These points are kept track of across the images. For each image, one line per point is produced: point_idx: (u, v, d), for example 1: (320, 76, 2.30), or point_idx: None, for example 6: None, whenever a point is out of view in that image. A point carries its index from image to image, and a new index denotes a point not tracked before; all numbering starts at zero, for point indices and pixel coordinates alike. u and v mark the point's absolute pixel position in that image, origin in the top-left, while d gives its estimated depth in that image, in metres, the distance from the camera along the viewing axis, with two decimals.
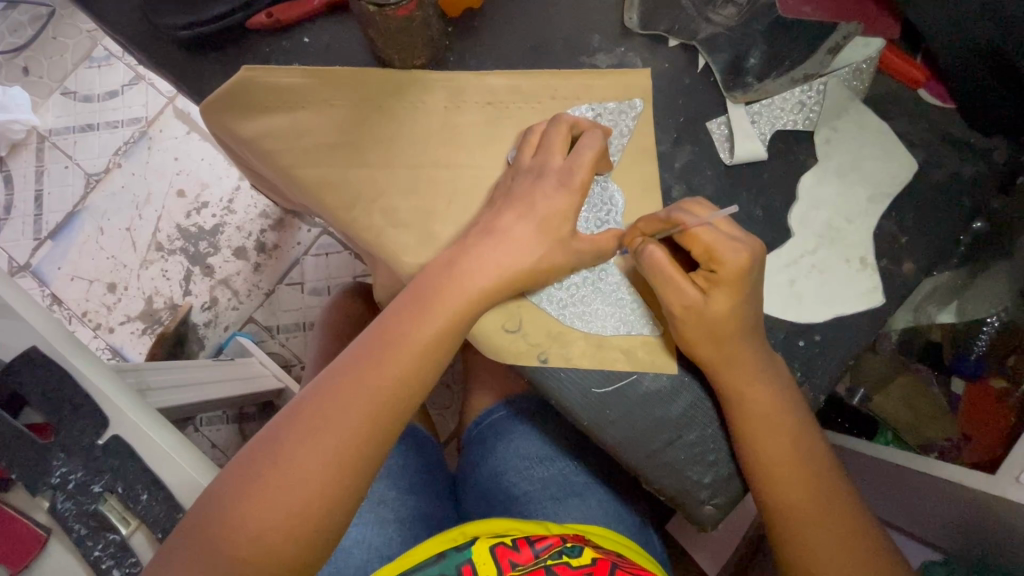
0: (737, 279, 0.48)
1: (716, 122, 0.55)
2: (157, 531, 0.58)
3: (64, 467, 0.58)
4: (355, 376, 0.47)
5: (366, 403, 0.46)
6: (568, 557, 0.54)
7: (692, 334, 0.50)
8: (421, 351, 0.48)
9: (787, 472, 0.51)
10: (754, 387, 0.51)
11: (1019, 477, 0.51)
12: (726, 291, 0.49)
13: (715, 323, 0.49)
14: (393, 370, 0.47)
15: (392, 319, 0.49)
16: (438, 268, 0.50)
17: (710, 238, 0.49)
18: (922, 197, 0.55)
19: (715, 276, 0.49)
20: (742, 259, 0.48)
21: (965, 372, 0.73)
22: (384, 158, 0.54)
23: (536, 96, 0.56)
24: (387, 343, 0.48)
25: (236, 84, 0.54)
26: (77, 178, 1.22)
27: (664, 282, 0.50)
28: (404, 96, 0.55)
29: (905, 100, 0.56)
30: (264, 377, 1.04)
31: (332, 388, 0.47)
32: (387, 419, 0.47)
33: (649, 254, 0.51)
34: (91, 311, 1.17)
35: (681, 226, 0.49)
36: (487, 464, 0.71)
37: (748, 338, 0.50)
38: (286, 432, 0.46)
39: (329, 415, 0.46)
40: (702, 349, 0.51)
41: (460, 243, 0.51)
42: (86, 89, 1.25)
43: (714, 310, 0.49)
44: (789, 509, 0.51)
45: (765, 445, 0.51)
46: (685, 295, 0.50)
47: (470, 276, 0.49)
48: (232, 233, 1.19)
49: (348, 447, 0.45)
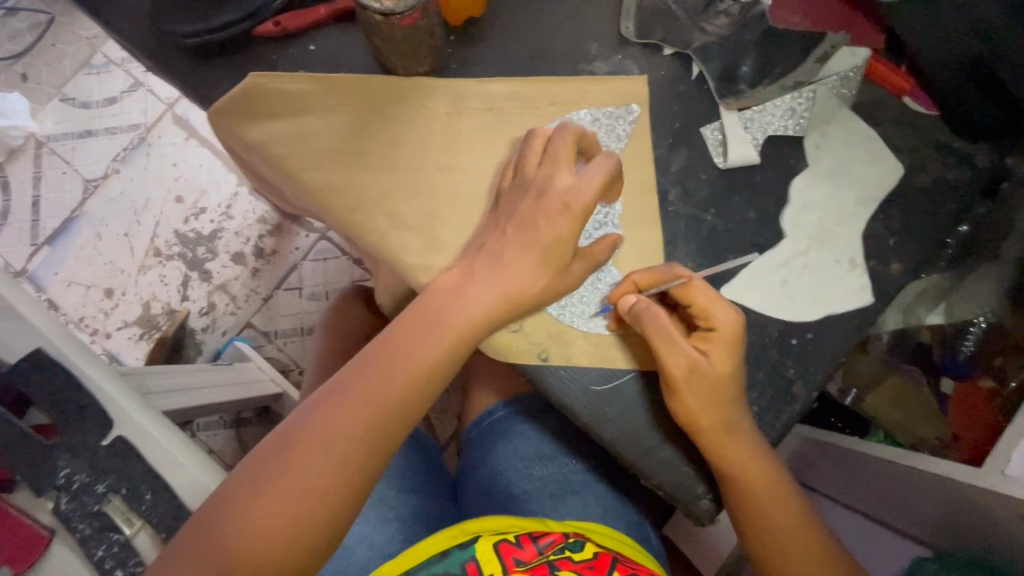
0: (732, 337, 0.50)
1: (710, 128, 0.57)
2: (161, 531, 0.58)
3: (69, 468, 0.59)
4: (363, 388, 0.49)
5: (371, 416, 0.48)
6: (570, 552, 0.57)
7: (694, 397, 0.50)
8: (427, 368, 0.50)
9: (768, 509, 0.53)
10: (741, 452, 0.51)
11: (1006, 471, 0.52)
12: (724, 350, 0.50)
13: (716, 384, 0.50)
14: (399, 385, 0.49)
15: (400, 335, 0.51)
16: (446, 287, 0.52)
17: (706, 299, 0.51)
18: (909, 201, 0.57)
19: (713, 335, 0.51)
20: (736, 319, 0.50)
21: (954, 372, 0.75)
22: (387, 163, 0.56)
23: (535, 102, 0.57)
24: (394, 359, 0.50)
25: (243, 90, 0.55)
26: (76, 184, 1.23)
27: (663, 341, 0.50)
28: (406, 102, 0.56)
29: (892, 106, 0.58)
30: (263, 382, 1.06)
31: (339, 399, 0.49)
32: (390, 432, 0.49)
33: (651, 311, 0.51)
34: (89, 316, 1.18)
35: (683, 280, 0.51)
36: (487, 464, 0.72)
37: (732, 405, 0.51)
38: (293, 438, 0.48)
39: (336, 425, 0.48)
40: (703, 412, 0.50)
41: (467, 262, 0.53)
42: (85, 95, 1.26)
43: (715, 369, 0.50)
44: (761, 533, 0.54)
45: (750, 493, 0.52)
46: (688, 354, 0.50)
47: (476, 297, 0.50)
48: (230, 239, 1.20)
49: (353, 458, 0.48)
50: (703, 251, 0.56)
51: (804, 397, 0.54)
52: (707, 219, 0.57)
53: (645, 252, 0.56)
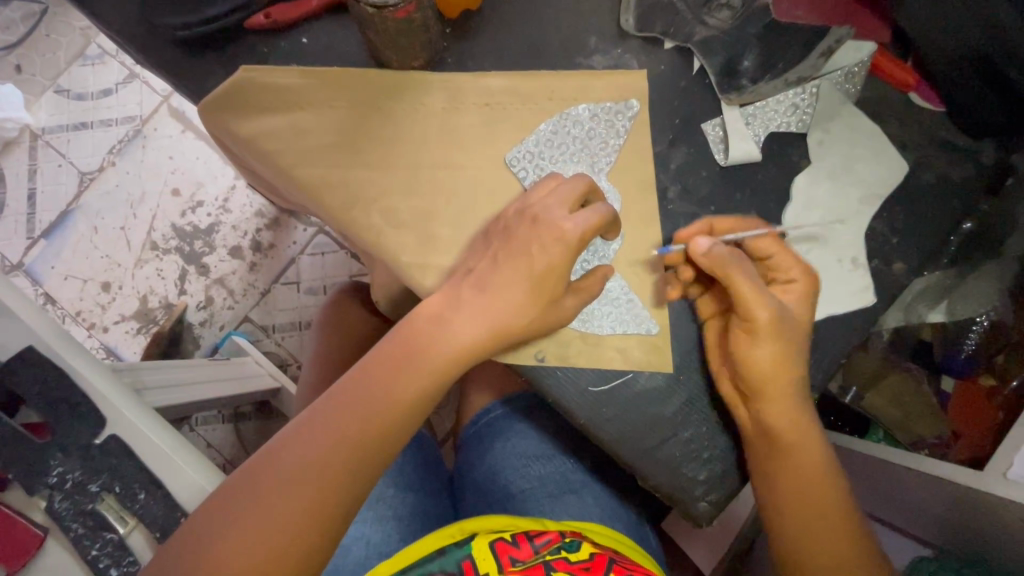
0: (810, 287, 0.52)
1: (711, 123, 0.56)
2: (155, 530, 0.58)
3: (62, 466, 0.58)
4: (336, 425, 0.48)
5: (344, 455, 0.47)
6: (566, 552, 0.56)
7: (778, 347, 0.50)
8: (405, 404, 0.49)
9: (806, 492, 0.52)
10: (792, 407, 0.52)
11: (1007, 474, 0.52)
12: (803, 299, 0.52)
13: (797, 332, 0.51)
14: (373, 423, 0.48)
15: (376, 370, 0.49)
16: (423, 320, 0.50)
17: (777, 252, 0.53)
18: (912, 199, 0.56)
19: (790, 284, 0.52)
20: (808, 271, 0.53)
21: (955, 370, 0.74)
22: (384, 159, 0.55)
23: (532, 97, 0.56)
24: (370, 395, 0.49)
25: (234, 84, 0.54)
26: (71, 176, 1.22)
27: (757, 290, 0.50)
28: (403, 97, 0.55)
29: (897, 102, 0.57)
30: (260, 377, 1.05)
31: (312, 437, 0.47)
32: (364, 472, 0.48)
33: (741, 260, 0.50)
34: (85, 311, 1.17)
35: (767, 231, 0.53)
36: (483, 463, 0.72)
37: (801, 360, 0.52)
38: (262, 479, 0.46)
39: (308, 465, 0.46)
40: (777, 359, 0.51)
41: (451, 288, 0.51)
42: (80, 87, 1.24)
43: (797, 316, 0.51)
44: (798, 506, 0.53)
45: (786, 470, 0.52)
46: (775, 301, 0.51)
47: (457, 331, 0.49)
48: (227, 232, 1.19)
49: (326, 498, 0.46)
50: None
51: None
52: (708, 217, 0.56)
53: (644, 251, 0.55)
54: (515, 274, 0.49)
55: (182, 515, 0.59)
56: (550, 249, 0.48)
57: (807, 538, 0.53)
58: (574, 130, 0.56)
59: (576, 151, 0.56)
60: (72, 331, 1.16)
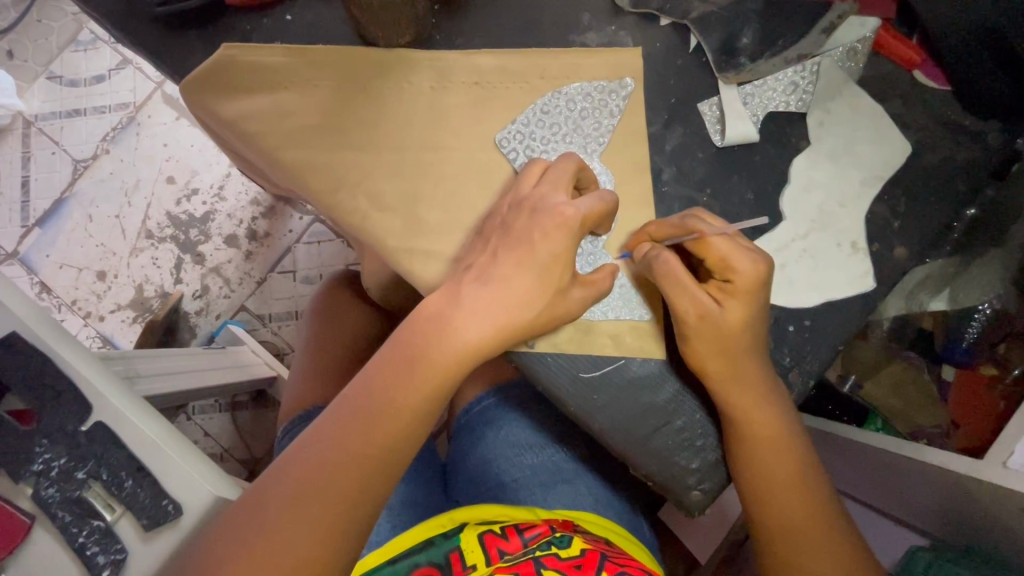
0: (750, 289, 0.48)
1: (708, 103, 0.54)
2: (142, 518, 0.56)
3: (48, 453, 0.57)
4: (340, 439, 0.46)
5: (350, 472, 0.45)
6: (556, 548, 0.54)
7: (703, 346, 0.49)
8: (409, 413, 0.47)
9: (783, 480, 0.51)
10: (761, 407, 0.50)
11: (1007, 462, 0.51)
12: (741, 301, 0.49)
13: (729, 335, 0.49)
14: (378, 435, 0.46)
15: (376, 377, 0.48)
16: (422, 324, 0.48)
17: (723, 248, 0.48)
18: (915, 182, 0.55)
19: (730, 286, 0.49)
20: (756, 268, 0.48)
21: (955, 359, 0.72)
22: (370, 140, 0.53)
23: (524, 75, 0.54)
24: (373, 405, 0.47)
25: (216, 63, 0.52)
26: (65, 164, 1.20)
27: (674, 289, 0.49)
28: (389, 76, 0.54)
29: (900, 81, 0.55)
30: (255, 365, 1.04)
31: (315, 455, 0.46)
32: (370, 490, 0.46)
33: (662, 258, 0.49)
34: (81, 299, 1.16)
35: (697, 235, 0.48)
36: (475, 452, 0.70)
37: (752, 354, 0.50)
38: (265, 503, 0.44)
39: (313, 483, 0.45)
40: (711, 361, 0.49)
41: (451, 286, 0.49)
42: (72, 73, 1.22)
43: (729, 320, 0.48)
44: (772, 505, 0.52)
45: (759, 458, 0.51)
46: (699, 302, 0.49)
47: (456, 338, 0.47)
48: (222, 221, 1.18)
49: (334, 518, 0.44)
50: None
51: (799, 385, 0.54)
52: (703, 200, 0.54)
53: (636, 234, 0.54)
54: (512, 254, 0.48)
55: (168, 503, 0.57)
56: (552, 225, 0.47)
57: (782, 526, 0.52)
58: (567, 110, 0.54)
59: (569, 132, 0.54)
60: (68, 320, 1.15)
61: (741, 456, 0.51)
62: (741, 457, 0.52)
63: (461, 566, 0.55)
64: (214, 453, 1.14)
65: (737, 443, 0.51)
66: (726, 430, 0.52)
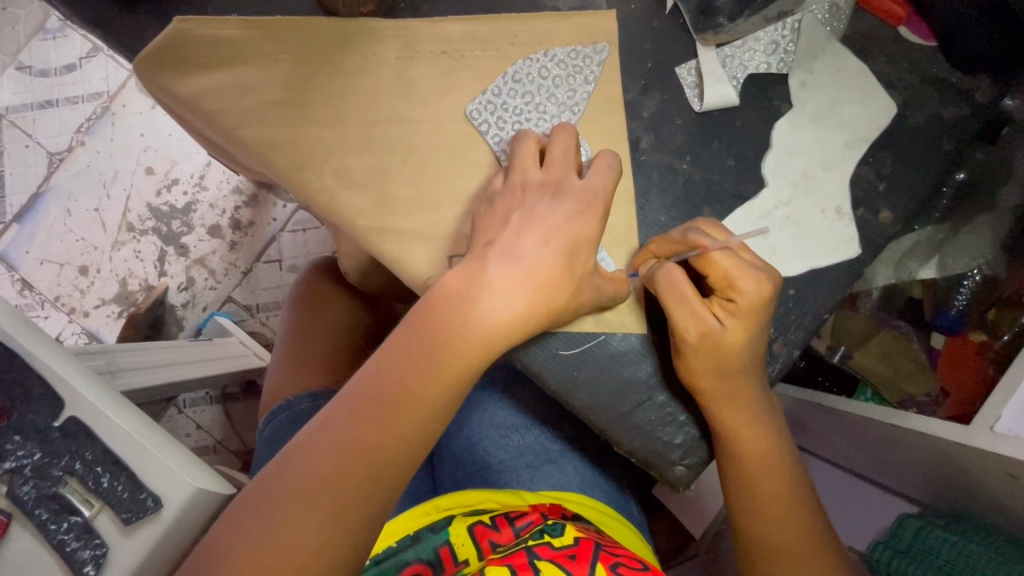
0: (754, 308, 0.47)
1: (686, 67, 0.53)
2: (121, 512, 0.53)
3: (21, 450, 0.55)
4: (353, 428, 0.43)
5: (367, 463, 0.43)
6: (549, 538, 0.51)
7: (700, 364, 0.48)
8: (428, 404, 0.44)
9: (766, 487, 0.51)
10: (750, 389, 0.50)
11: (995, 426, 0.50)
12: (742, 319, 0.48)
13: (726, 354, 0.48)
14: (395, 424, 0.44)
15: (392, 363, 0.45)
16: (442, 305, 0.45)
17: (727, 267, 0.47)
18: (899, 142, 0.53)
19: (733, 305, 0.47)
20: (761, 288, 0.47)
21: (946, 328, 0.70)
22: (336, 115, 0.51)
23: (495, 43, 0.52)
24: (389, 392, 0.44)
25: (170, 38, 0.49)
26: (39, 157, 1.17)
27: (677, 305, 0.48)
28: (353, 48, 0.51)
29: (884, 38, 0.54)
30: (246, 356, 1.02)
31: (327, 447, 0.43)
32: (386, 481, 0.43)
33: (665, 270, 0.48)
34: (64, 295, 1.14)
35: (699, 251, 0.47)
36: (460, 435, 0.68)
37: (755, 352, 0.49)
38: (273, 494, 0.42)
39: (328, 477, 0.42)
40: (706, 381, 0.49)
41: (472, 265, 0.46)
42: (42, 63, 1.18)
43: (729, 340, 0.48)
44: (753, 487, 0.51)
45: (743, 441, 0.50)
46: (700, 319, 0.48)
47: (479, 323, 0.45)
48: (204, 211, 1.15)
49: (348, 513, 0.42)
50: (678, 203, 0.53)
51: (784, 355, 0.53)
52: (683, 167, 0.53)
53: (616, 206, 0.52)
54: (512, 227, 0.47)
55: (147, 497, 0.54)
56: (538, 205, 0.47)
57: (762, 535, 0.51)
58: (541, 78, 0.53)
59: (545, 101, 0.53)
60: (51, 316, 1.13)
61: (728, 463, 0.52)
62: (728, 466, 0.52)
63: (453, 564, 0.54)
64: (207, 447, 1.12)
65: (725, 449, 0.51)
66: (716, 444, 0.52)
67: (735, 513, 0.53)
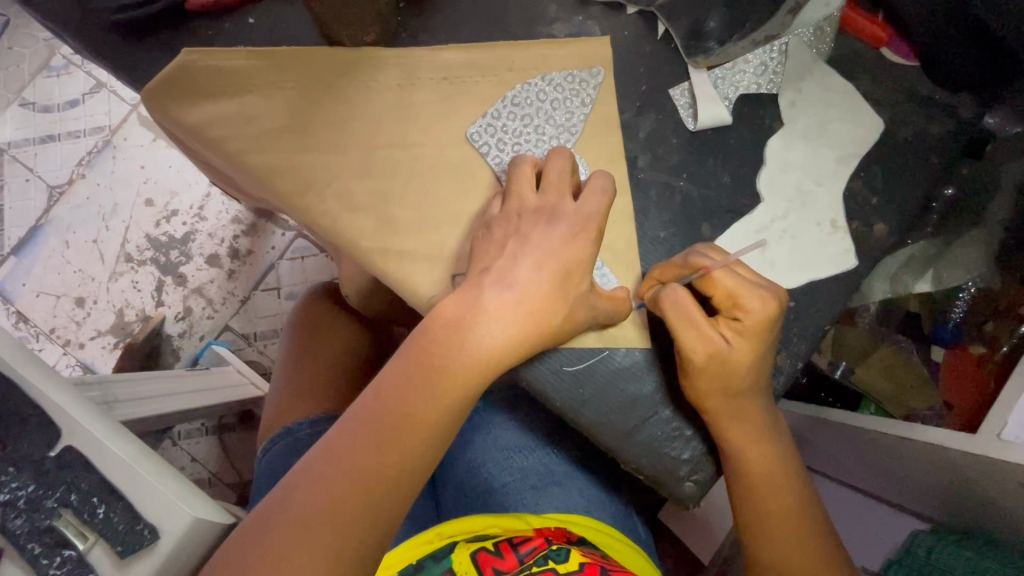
0: (760, 327, 0.47)
1: (679, 89, 0.54)
2: (117, 545, 0.52)
3: (14, 482, 0.53)
4: (354, 456, 0.43)
5: (367, 491, 0.42)
6: (554, 563, 0.51)
7: (707, 383, 0.49)
8: (427, 430, 0.44)
9: (774, 503, 0.51)
10: (756, 403, 0.50)
11: (1001, 434, 0.50)
12: (748, 338, 0.48)
13: (732, 373, 0.48)
14: (395, 450, 0.44)
15: (390, 389, 0.45)
16: (439, 331, 0.46)
17: (732, 285, 0.48)
18: (889, 157, 0.55)
19: (740, 324, 0.48)
20: (766, 306, 0.47)
21: (944, 339, 0.72)
22: (338, 140, 0.52)
23: (493, 70, 0.54)
24: (388, 419, 0.44)
25: (178, 68, 0.51)
26: (39, 191, 1.18)
27: (683, 324, 0.48)
28: (355, 76, 0.53)
29: (868, 58, 0.56)
30: (242, 386, 1.01)
31: (327, 475, 0.42)
32: (386, 510, 0.43)
33: (671, 292, 0.48)
34: (59, 327, 1.13)
35: (702, 272, 0.48)
36: (461, 459, 0.68)
37: (763, 369, 0.49)
38: (272, 526, 0.41)
39: (328, 507, 0.41)
40: (713, 400, 0.49)
41: (469, 290, 0.47)
42: (45, 99, 1.20)
43: (736, 359, 0.48)
44: (761, 503, 0.51)
45: (750, 456, 0.50)
46: (708, 338, 0.48)
47: (476, 346, 0.45)
48: (204, 240, 1.15)
49: (349, 544, 0.41)
50: (676, 219, 0.54)
51: (788, 368, 0.53)
52: (680, 184, 0.54)
53: (616, 224, 0.53)
54: (508, 253, 0.47)
55: (143, 528, 0.53)
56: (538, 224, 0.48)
57: (773, 556, 0.50)
58: (538, 101, 0.54)
59: (542, 124, 0.54)
60: (46, 349, 1.12)
61: (736, 479, 0.51)
62: (734, 482, 0.52)
63: None
64: (202, 479, 1.11)
65: (731, 464, 0.51)
66: (722, 460, 0.52)
67: (744, 532, 0.52)
